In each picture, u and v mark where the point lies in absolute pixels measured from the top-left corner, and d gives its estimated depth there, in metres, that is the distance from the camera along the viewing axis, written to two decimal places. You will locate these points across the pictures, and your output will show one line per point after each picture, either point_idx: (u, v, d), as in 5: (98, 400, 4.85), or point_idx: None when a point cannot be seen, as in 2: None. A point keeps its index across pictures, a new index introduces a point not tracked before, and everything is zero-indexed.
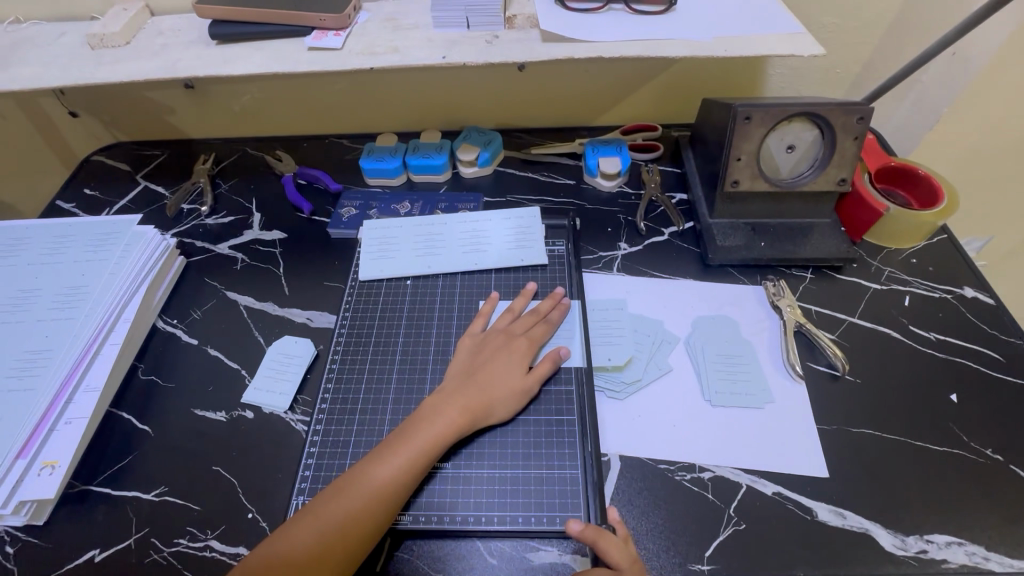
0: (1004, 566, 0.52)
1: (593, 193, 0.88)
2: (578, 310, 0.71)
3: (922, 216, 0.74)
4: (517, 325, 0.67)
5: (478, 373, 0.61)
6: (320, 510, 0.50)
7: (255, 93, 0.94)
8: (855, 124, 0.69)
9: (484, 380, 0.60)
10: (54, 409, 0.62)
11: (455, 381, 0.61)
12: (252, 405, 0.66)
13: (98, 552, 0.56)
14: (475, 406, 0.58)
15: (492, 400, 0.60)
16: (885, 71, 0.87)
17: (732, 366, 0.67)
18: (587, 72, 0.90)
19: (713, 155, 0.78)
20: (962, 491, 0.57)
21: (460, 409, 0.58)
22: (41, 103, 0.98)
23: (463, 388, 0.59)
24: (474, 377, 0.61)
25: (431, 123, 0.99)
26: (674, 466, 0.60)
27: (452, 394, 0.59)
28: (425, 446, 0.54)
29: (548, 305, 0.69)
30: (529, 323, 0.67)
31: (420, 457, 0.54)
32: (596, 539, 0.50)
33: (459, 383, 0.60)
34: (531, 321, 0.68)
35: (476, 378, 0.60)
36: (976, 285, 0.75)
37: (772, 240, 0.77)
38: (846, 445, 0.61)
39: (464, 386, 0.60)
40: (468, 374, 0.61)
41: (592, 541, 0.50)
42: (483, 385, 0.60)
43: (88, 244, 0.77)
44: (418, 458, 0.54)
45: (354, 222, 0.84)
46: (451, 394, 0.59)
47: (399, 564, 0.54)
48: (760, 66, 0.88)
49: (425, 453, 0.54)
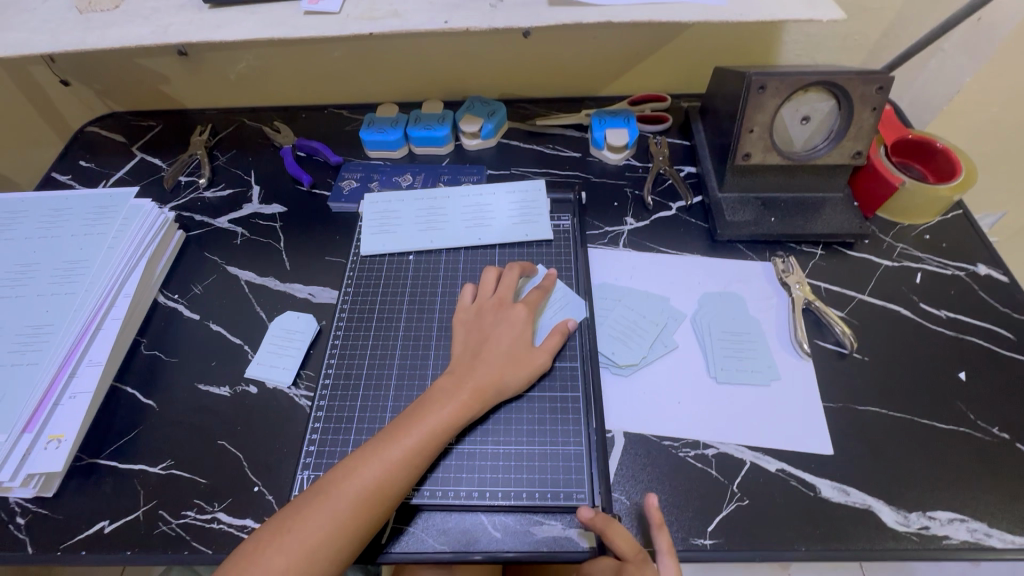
0: (1004, 541, 0.53)
1: (599, 166, 0.86)
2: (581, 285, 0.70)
3: (938, 190, 0.72)
4: (505, 288, 0.65)
5: (485, 352, 0.59)
6: (329, 488, 0.49)
7: (251, 60, 0.91)
8: (874, 94, 0.66)
9: (494, 361, 0.59)
10: (58, 383, 0.62)
11: (462, 362, 0.59)
12: (256, 380, 0.66)
13: (108, 523, 0.57)
14: (486, 387, 0.57)
15: (503, 380, 0.58)
16: (906, 37, 0.83)
17: (738, 343, 0.66)
18: (595, 39, 0.87)
19: (725, 127, 0.75)
20: (967, 468, 0.57)
21: (470, 390, 0.57)
22: (32, 71, 0.95)
23: (474, 369, 0.58)
24: (481, 356, 0.59)
25: (432, 92, 0.96)
26: (678, 443, 0.60)
27: (461, 374, 0.58)
28: (436, 427, 0.54)
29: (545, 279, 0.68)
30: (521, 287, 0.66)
31: (431, 438, 0.54)
32: (604, 528, 0.51)
33: (468, 364, 0.59)
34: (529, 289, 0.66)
35: (486, 357, 0.59)
36: (990, 261, 0.73)
37: (782, 215, 0.75)
38: (852, 422, 0.61)
39: (472, 366, 0.58)
40: (474, 354, 0.60)
41: (601, 529, 0.51)
42: (491, 365, 0.59)
43: (87, 217, 0.75)
44: (429, 437, 0.53)
45: (354, 195, 0.83)
46: (462, 375, 0.58)
47: (406, 538, 0.54)
48: (774, 32, 0.84)
49: (435, 433, 0.54)
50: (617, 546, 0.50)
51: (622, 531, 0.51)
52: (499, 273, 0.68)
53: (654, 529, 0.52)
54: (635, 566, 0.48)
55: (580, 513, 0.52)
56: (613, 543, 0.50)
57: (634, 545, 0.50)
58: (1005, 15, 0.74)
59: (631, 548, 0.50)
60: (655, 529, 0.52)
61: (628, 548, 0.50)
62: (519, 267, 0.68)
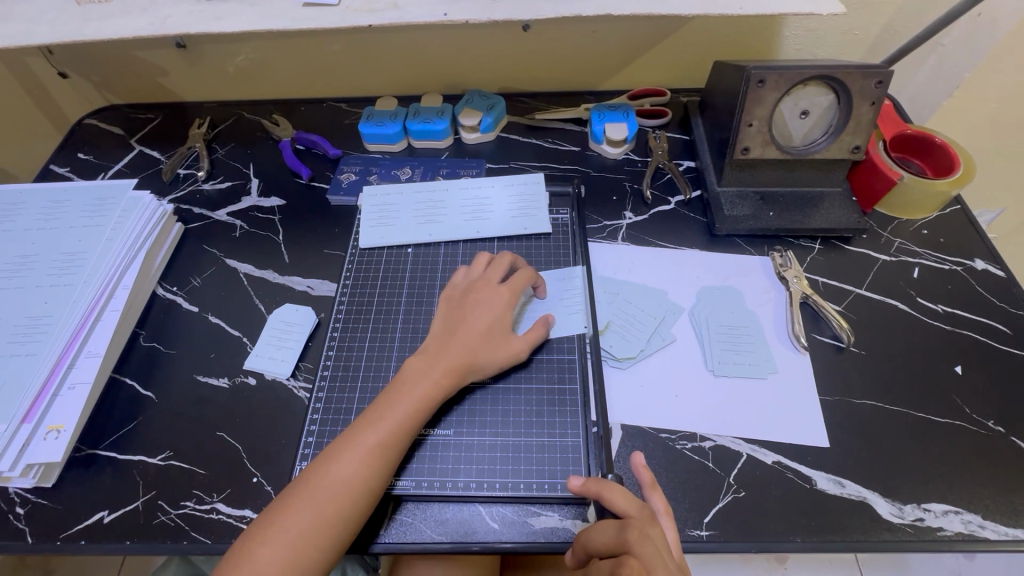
0: (998, 534, 0.53)
1: (598, 160, 0.86)
2: (581, 277, 0.70)
3: (937, 185, 0.72)
4: (492, 272, 0.65)
5: (459, 332, 0.59)
6: (311, 479, 0.50)
7: (250, 53, 0.91)
8: (873, 88, 0.66)
9: (467, 340, 0.59)
10: (57, 374, 0.62)
11: (436, 342, 0.59)
12: (255, 372, 0.66)
13: (107, 513, 0.57)
14: (459, 366, 0.57)
15: (475, 357, 0.58)
16: (906, 33, 0.83)
17: (735, 337, 0.66)
18: (595, 33, 0.87)
19: (724, 121, 0.75)
20: (962, 461, 0.57)
21: (443, 369, 0.57)
22: (29, 63, 0.95)
23: (447, 347, 0.58)
24: (454, 336, 0.59)
25: (431, 86, 0.96)
26: (675, 435, 0.60)
27: (434, 354, 0.58)
28: (408, 407, 0.54)
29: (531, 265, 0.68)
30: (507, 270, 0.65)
31: (409, 420, 0.54)
32: (601, 490, 0.51)
33: (441, 343, 0.59)
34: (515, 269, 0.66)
35: (459, 335, 0.59)
36: (988, 257, 0.73)
37: (780, 210, 0.75)
38: (848, 415, 0.61)
39: (445, 346, 0.58)
40: (449, 335, 0.59)
41: (597, 493, 0.51)
42: (464, 344, 0.58)
43: (85, 210, 0.75)
44: (402, 417, 0.53)
45: (353, 188, 0.83)
46: (435, 355, 0.58)
47: (401, 528, 0.54)
48: (774, 26, 0.84)
49: (408, 413, 0.54)
50: (616, 504, 0.50)
51: (620, 491, 0.51)
52: (513, 261, 0.67)
53: (648, 490, 0.53)
54: (638, 521, 0.48)
55: (572, 481, 0.52)
56: (614, 502, 0.50)
57: (634, 502, 0.50)
58: (1005, 10, 0.73)
59: (632, 504, 0.50)
60: (648, 489, 0.53)
61: (627, 504, 0.50)
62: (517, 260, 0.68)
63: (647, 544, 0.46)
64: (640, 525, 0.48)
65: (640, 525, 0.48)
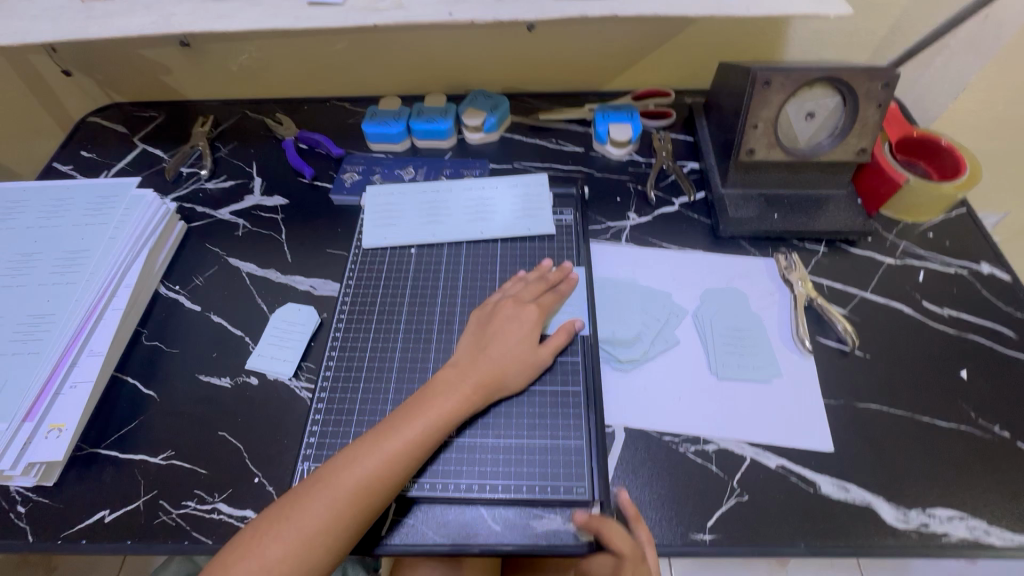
0: (1003, 540, 0.53)
1: (602, 161, 0.86)
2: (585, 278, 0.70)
3: (943, 188, 0.72)
4: (525, 291, 0.65)
5: (491, 348, 0.60)
6: (328, 477, 0.50)
7: (254, 52, 0.91)
8: (879, 90, 0.65)
9: (497, 355, 0.59)
10: (59, 373, 0.62)
11: (467, 356, 0.59)
12: (257, 371, 0.66)
13: (108, 512, 0.57)
14: (488, 381, 0.58)
15: (505, 372, 0.59)
16: (911, 34, 0.83)
17: (738, 339, 0.66)
18: (599, 34, 0.86)
19: (729, 123, 0.75)
20: (966, 466, 0.57)
21: (471, 382, 0.57)
22: (33, 61, 0.95)
23: (477, 362, 0.58)
24: (486, 351, 0.59)
25: (435, 85, 0.96)
26: (679, 438, 0.60)
27: (464, 367, 0.58)
28: (437, 420, 0.54)
29: (558, 275, 0.68)
30: (540, 292, 0.66)
31: (431, 429, 0.54)
32: (601, 527, 0.52)
33: (472, 358, 0.59)
34: (540, 289, 0.66)
35: (490, 351, 0.59)
36: (993, 260, 0.73)
37: (785, 212, 0.75)
38: (853, 419, 0.60)
39: (475, 360, 0.59)
40: (480, 347, 0.60)
41: (596, 529, 0.52)
42: (494, 359, 0.59)
43: (88, 208, 0.75)
44: (429, 431, 0.53)
45: (356, 187, 0.82)
46: (465, 369, 0.58)
47: (404, 530, 0.54)
48: (780, 27, 0.84)
49: (436, 427, 0.54)
50: (613, 544, 0.51)
51: (620, 531, 0.52)
52: (523, 276, 0.68)
53: (632, 522, 0.53)
54: (632, 563, 0.50)
55: (577, 517, 0.53)
56: (613, 545, 0.51)
57: (629, 541, 0.51)
58: (1012, 12, 0.73)
59: (628, 546, 0.51)
60: (633, 522, 0.53)
61: (623, 544, 0.51)
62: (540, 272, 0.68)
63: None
64: (634, 567, 0.50)
65: (632, 569, 0.50)
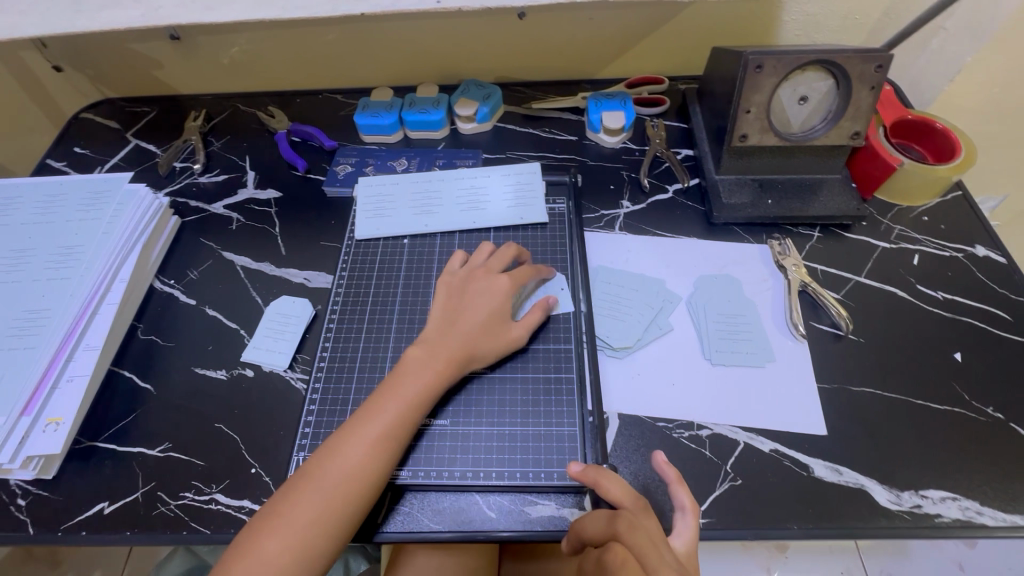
0: (996, 520, 0.53)
1: (596, 149, 0.86)
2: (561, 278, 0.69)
3: (937, 170, 0.71)
4: (492, 262, 0.65)
5: (461, 323, 0.59)
6: (315, 471, 0.50)
7: (244, 45, 0.91)
8: (872, 73, 0.65)
9: (467, 331, 0.59)
10: (55, 367, 0.62)
11: (437, 332, 0.59)
12: (253, 364, 0.66)
13: (107, 504, 0.57)
14: (459, 356, 0.57)
15: (475, 346, 0.59)
16: (906, 16, 0.82)
17: (734, 326, 0.66)
18: (591, 20, 0.86)
19: (722, 108, 0.75)
20: (959, 447, 0.57)
21: (443, 358, 0.57)
22: (24, 57, 0.95)
23: (448, 338, 0.58)
24: (455, 327, 0.59)
25: (427, 76, 0.95)
26: (673, 424, 0.60)
27: (434, 344, 0.58)
28: (412, 401, 0.54)
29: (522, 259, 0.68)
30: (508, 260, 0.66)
31: (408, 409, 0.54)
32: (597, 479, 0.51)
33: (441, 333, 0.59)
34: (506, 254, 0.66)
35: (460, 326, 0.59)
36: (988, 243, 0.73)
37: (779, 197, 0.75)
38: (846, 403, 0.61)
39: (445, 335, 0.58)
40: (449, 323, 0.59)
41: (593, 481, 0.51)
42: (464, 334, 0.59)
43: (82, 204, 0.75)
44: (406, 413, 0.53)
45: (350, 179, 0.82)
46: (436, 346, 0.58)
47: (402, 518, 0.55)
48: (774, 11, 0.83)
49: (411, 407, 0.54)
50: (611, 494, 0.50)
51: (617, 481, 0.51)
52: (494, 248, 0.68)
53: (671, 485, 0.52)
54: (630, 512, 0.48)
55: (571, 467, 0.53)
56: (608, 492, 0.50)
57: (629, 493, 0.50)
58: None
59: (624, 495, 0.50)
60: (672, 485, 0.52)
61: (621, 494, 0.50)
62: (514, 249, 0.67)
63: (638, 533, 0.46)
64: (632, 516, 0.47)
65: (632, 517, 0.47)
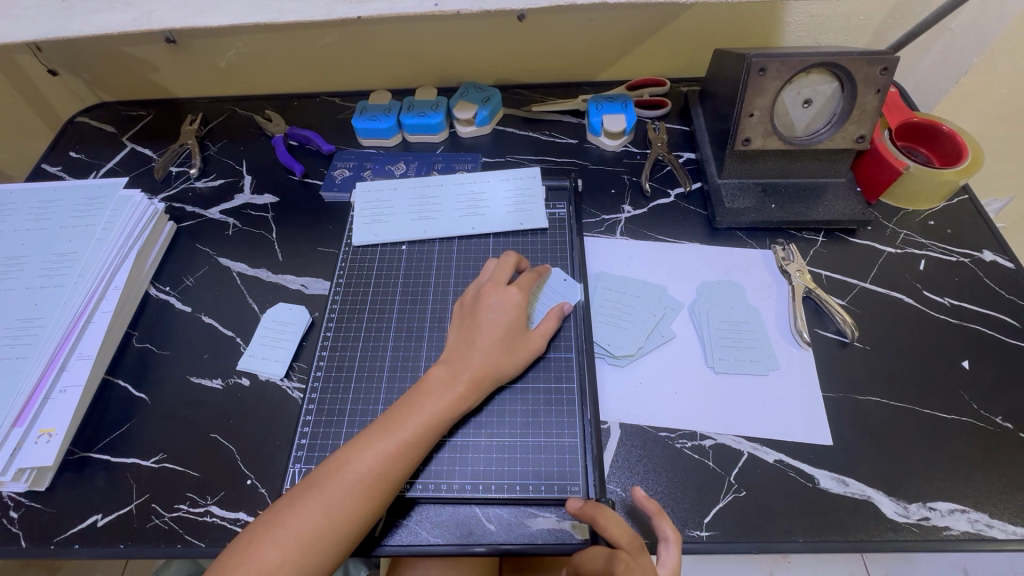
0: (1006, 533, 0.52)
1: (596, 152, 0.84)
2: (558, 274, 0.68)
3: (944, 175, 0.70)
4: (499, 273, 0.64)
5: (481, 340, 0.58)
6: (322, 482, 0.49)
7: (241, 47, 0.90)
8: (878, 75, 0.64)
9: (488, 350, 0.57)
10: (48, 376, 0.61)
11: (458, 351, 0.58)
12: (249, 372, 0.65)
13: (100, 517, 0.56)
14: (481, 377, 0.56)
15: (496, 365, 0.57)
16: (912, 17, 0.81)
17: (737, 333, 0.65)
18: (592, 22, 0.84)
19: (725, 111, 0.73)
20: (968, 458, 0.56)
21: (465, 379, 0.56)
22: (18, 61, 0.94)
23: (469, 357, 0.57)
24: (476, 344, 0.58)
25: (426, 78, 0.94)
26: (675, 434, 0.59)
27: (457, 364, 0.57)
28: (428, 421, 0.53)
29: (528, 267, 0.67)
30: (513, 270, 0.64)
31: (426, 430, 0.53)
32: (595, 515, 0.50)
33: (463, 352, 0.57)
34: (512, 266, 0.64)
35: (480, 344, 0.58)
36: (996, 247, 0.71)
37: (783, 202, 0.74)
38: (852, 412, 0.59)
39: (466, 354, 0.57)
40: (469, 340, 0.58)
41: (591, 517, 0.50)
42: (485, 353, 0.57)
43: (76, 210, 0.74)
44: (422, 433, 0.52)
45: (347, 184, 0.81)
46: (457, 366, 0.56)
47: (400, 531, 0.54)
48: (777, 12, 0.82)
49: (427, 428, 0.53)
50: (608, 532, 0.49)
51: (615, 519, 0.50)
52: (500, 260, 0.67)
53: (654, 518, 0.51)
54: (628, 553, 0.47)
55: (571, 503, 0.52)
56: (607, 531, 0.49)
57: (626, 531, 0.49)
58: None
59: (624, 535, 0.49)
60: (655, 517, 0.51)
61: (619, 533, 0.49)
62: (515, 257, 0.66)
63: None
64: (629, 558, 0.47)
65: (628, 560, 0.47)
